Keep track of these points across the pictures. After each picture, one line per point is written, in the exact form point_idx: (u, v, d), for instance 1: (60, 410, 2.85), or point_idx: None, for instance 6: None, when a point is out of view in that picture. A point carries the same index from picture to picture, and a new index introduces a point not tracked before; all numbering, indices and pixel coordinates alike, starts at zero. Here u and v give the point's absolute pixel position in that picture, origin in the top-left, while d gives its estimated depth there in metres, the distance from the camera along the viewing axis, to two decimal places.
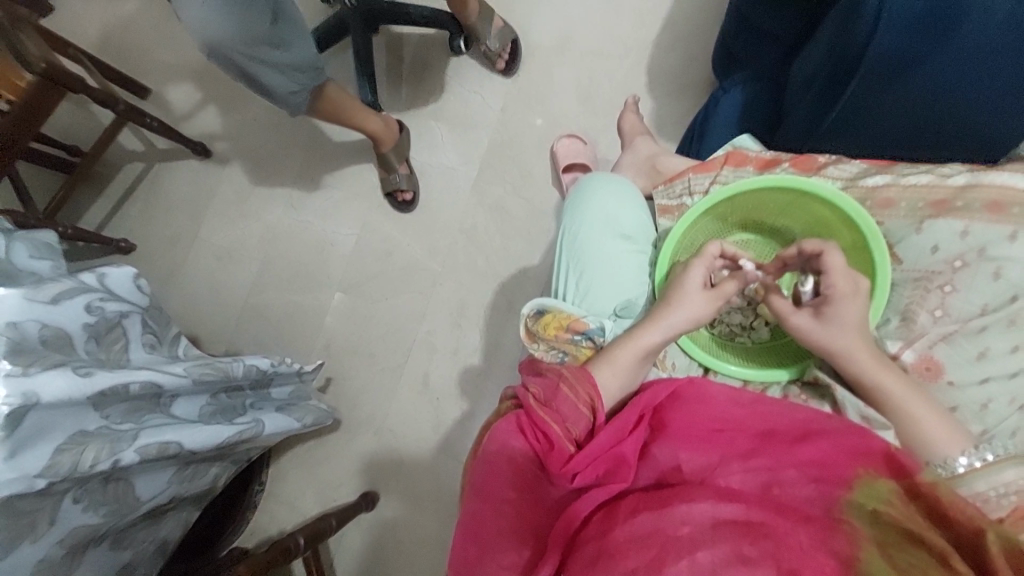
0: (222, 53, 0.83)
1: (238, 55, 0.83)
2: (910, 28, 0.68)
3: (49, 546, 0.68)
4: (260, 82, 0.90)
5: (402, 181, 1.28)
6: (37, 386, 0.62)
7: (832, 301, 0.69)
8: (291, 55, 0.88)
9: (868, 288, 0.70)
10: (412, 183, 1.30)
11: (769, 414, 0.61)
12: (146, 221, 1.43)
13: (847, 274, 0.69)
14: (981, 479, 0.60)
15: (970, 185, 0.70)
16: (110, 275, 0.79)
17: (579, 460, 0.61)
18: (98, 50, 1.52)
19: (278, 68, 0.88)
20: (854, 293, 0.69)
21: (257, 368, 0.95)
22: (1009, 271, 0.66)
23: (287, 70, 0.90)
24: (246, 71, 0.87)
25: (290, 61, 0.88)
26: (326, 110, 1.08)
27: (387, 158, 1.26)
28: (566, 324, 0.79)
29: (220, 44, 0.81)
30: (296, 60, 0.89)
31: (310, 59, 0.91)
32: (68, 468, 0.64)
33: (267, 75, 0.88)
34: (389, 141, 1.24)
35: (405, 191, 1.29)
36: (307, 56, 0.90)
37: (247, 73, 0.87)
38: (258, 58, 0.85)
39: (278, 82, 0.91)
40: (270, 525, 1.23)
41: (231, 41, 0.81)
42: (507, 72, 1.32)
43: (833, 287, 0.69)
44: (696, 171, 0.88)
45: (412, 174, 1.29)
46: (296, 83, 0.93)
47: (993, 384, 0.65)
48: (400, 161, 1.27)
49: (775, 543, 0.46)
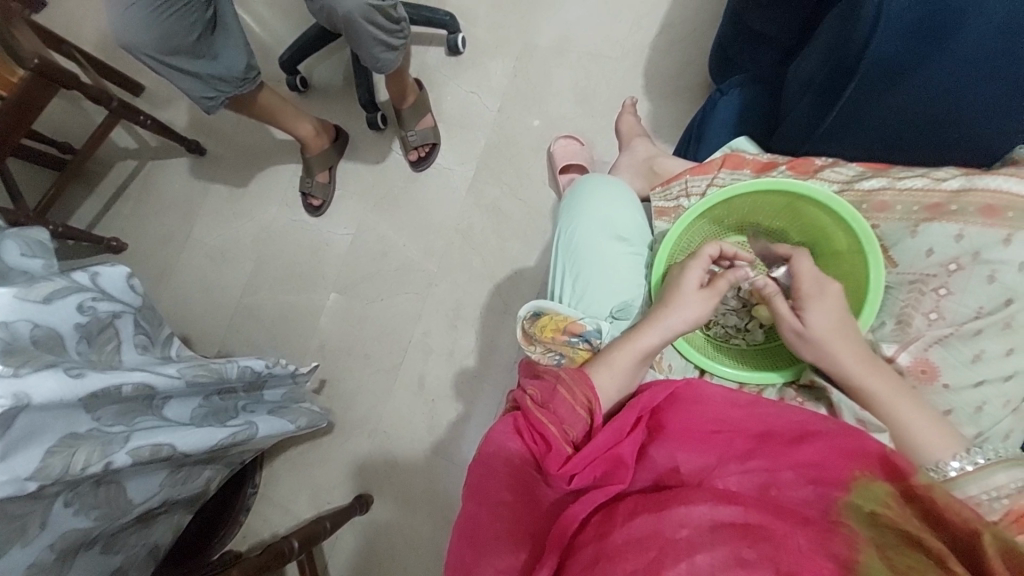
0: (137, 50, 0.94)
1: (152, 59, 0.95)
2: (911, 31, 0.67)
3: (39, 550, 0.67)
4: (174, 81, 1.00)
5: (314, 187, 1.33)
6: (27, 386, 0.60)
7: (805, 307, 0.69)
8: (214, 65, 1.00)
9: (840, 291, 0.70)
10: (325, 192, 1.34)
11: (766, 415, 0.62)
12: (140, 220, 1.42)
13: (813, 278, 0.70)
14: (973, 482, 0.60)
15: (964, 189, 0.70)
16: (103, 275, 0.78)
17: (577, 462, 0.61)
18: (92, 48, 1.51)
19: (196, 75, 1.00)
20: (828, 295, 0.69)
21: (252, 369, 0.94)
22: (1003, 275, 0.67)
23: (206, 78, 1.01)
24: (162, 70, 0.98)
25: (211, 70, 1.00)
26: (255, 110, 1.16)
27: (311, 165, 1.32)
28: (563, 326, 0.79)
29: (136, 48, 0.93)
30: (219, 70, 1.01)
31: (237, 72, 1.03)
32: (59, 471, 0.63)
33: (180, 77, 0.99)
34: (317, 148, 1.31)
35: (315, 198, 1.34)
36: (233, 70, 1.02)
37: (168, 75, 0.99)
38: (173, 62, 0.96)
39: (192, 87, 1.02)
40: (263, 528, 1.23)
41: (145, 42, 0.91)
42: (415, 168, 1.32)
43: (800, 290, 0.70)
44: (693, 172, 0.88)
45: (328, 184, 1.34)
46: (211, 88, 1.03)
47: (988, 387, 0.66)
48: (322, 168, 1.33)
49: (773, 545, 0.46)
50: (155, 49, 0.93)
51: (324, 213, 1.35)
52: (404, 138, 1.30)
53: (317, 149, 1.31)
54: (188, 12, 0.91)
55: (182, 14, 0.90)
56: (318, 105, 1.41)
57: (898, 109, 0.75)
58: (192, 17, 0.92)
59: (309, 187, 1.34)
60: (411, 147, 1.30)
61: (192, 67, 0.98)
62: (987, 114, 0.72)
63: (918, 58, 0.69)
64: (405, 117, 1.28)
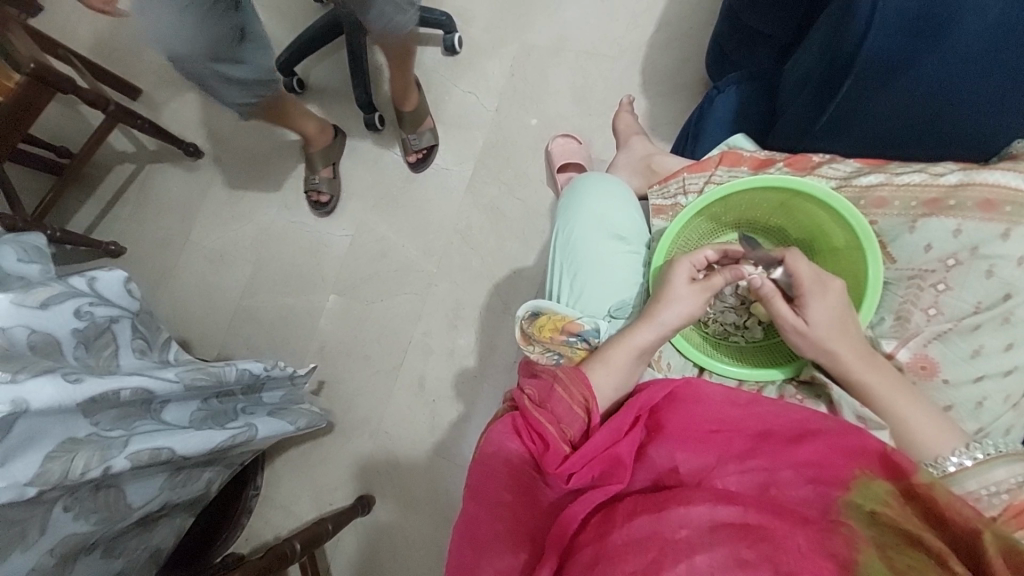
0: (183, 61, 0.93)
1: (199, 69, 0.94)
2: (902, 28, 0.68)
3: (40, 556, 0.67)
4: (216, 90, 1.00)
5: (321, 184, 1.32)
6: (26, 392, 0.60)
7: (804, 303, 0.69)
8: (253, 71, 1.00)
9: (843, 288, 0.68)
10: (332, 188, 1.33)
11: (766, 414, 0.61)
12: (138, 223, 1.42)
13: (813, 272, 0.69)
14: (973, 477, 0.61)
15: (962, 184, 0.69)
16: (100, 279, 0.78)
17: (575, 461, 0.61)
18: (90, 52, 1.51)
19: (239, 82, 1.00)
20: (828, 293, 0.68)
21: (250, 373, 0.93)
22: (1001, 270, 0.66)
23: (247, 84, 1.01)
24: (205, 81, 0.97)
25: (251, 76, 1.00)
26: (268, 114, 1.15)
27: (313, 160, 1.32)
28: (561, 325, 0.78)
29: (184, 59, 0.92)
30: (249, 75, 1.00)
31: (270, 74, 1.03)
32: (58, 476, 0.63)
33: (224, 86, 0.99)
34: (322, 143, 1.31)
35: (322, 194, 1.32)
36: (268, 73, 1.03)
37: (201, 78, 0.96)
38: (218, 71, 0.96)
39: (233, 94, 1.02)
40: (265, 530, 1.23)
41: (193, 51, 0.91)
42: (415, 170, 1.32)
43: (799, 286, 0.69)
44: (691, 170, 0.87)
45: (333, 180, 1.33)
46: (251, 95, 1.03)
47: (989, 382, 0.66)
48: (325, 163, 1.32)
49: (773, 546, 0.46)
50: (204, 59, 0.92)
51: (328, 210, 1.34)
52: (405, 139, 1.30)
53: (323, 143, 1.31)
54: (227, 15, 0.91)
55: (222, 18, 0.90)
56: (315, 106, 1.41)
57: (894, 107, 0.74)
58: (231, 22, 0.92)
59: (315, 185, 1.32)
60: (411, 149, 1.30)
61: (235, 74, 0.98)
62: (985, 111, 0.71)
63: (911, 55, 0.70)
64: (405, 120, 1.28)
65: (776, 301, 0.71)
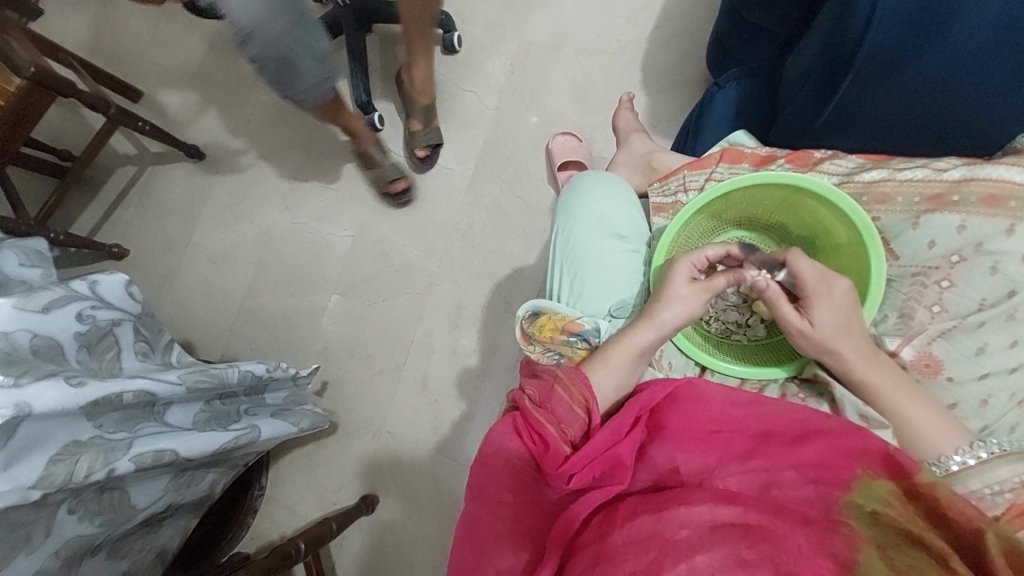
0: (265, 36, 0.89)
1: (280, 40, 0.90)
2: (904, 21, 0.67)
3: (45, 558, 0.68)
4: (298, 69, 0.96)
5: (393, 171, 1.26)
6: (29, 396, 0.60)
7: (807, 304, 0.68)
8: (322, 39, 0.97)
9: (847, 288, 0.67)
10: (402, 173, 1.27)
11: (767, 414, 0.61)
12: (141, 225, 1.42)
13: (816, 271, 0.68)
14: (976, 476, 0.60)
15: (965, 179, 0.68)
16: (102, 283, 0.78)
17: (575, 462, 0.61)
18: (91, 56, 1.52)
19: (315, 51, 0.96)
20: (829, 293, 0.67)
21: (253, 374, 0.94)
22: (1005, 266, 0.66)
23: (320, 54, 0.98)
24: (287, 57, 0.93)
25: (322, 43, 0.97)
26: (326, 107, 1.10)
27: (370, 153, 1.24)
28: (561, 325, 0.78)
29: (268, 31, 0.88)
30: (320, 43, 0.97)
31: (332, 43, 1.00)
32: (62, 478, 0.64)
33: (304, 60, 0.95)
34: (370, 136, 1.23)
35: (398, 181, 1.27)
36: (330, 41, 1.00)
37: (285, 53, 0.92)
38: (297, 40, 0.92)
39: (312, 70, 0.98)
40: (270, 530, 1.23)
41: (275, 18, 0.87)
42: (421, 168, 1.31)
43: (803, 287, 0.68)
44: (691, 167, 0.87)
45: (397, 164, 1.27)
46: (325, 69, 1.00)
47: (993, 379, 0.65)
48: (381, 152, 1.25)
49: (773, 546, 0.46)
50: (285, 25, 0.89)
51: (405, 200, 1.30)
52: (411, 136, 1.28)
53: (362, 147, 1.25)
54: None
55: None
56: None
57: (895, 103, 0.73)
58: None
59: (386, 175, 1.26)
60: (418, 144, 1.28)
61: (311, 41, 0.94)
62: (986, 109, 0.70)
63: (913, 50, 0.69)
64: (417, 116, 1.25)
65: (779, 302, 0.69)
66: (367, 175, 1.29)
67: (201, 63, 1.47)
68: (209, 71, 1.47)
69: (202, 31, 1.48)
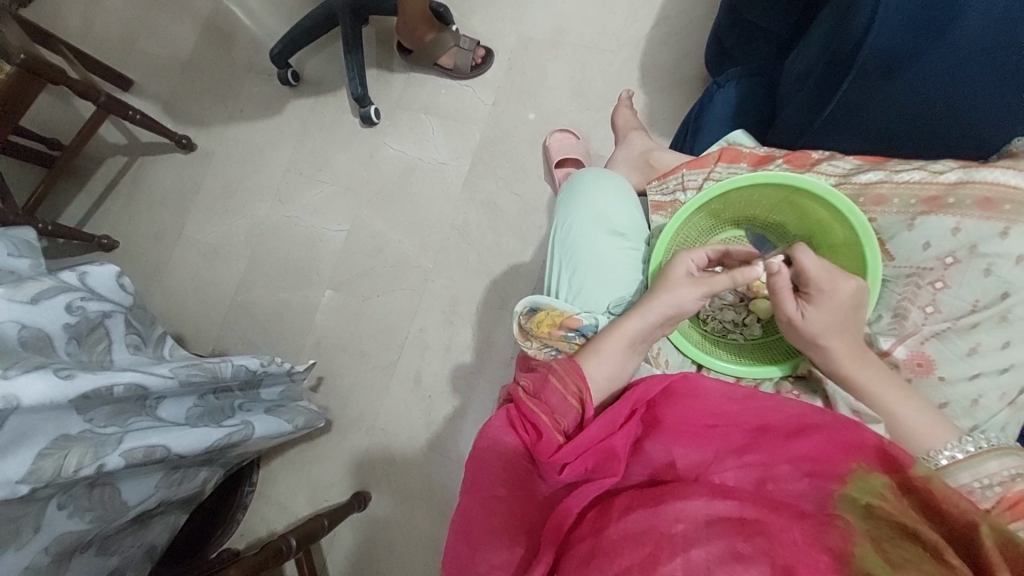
0: None
1: None
2: (905, 24, 0.67)
3: (34, 553, 0.67)
4: None
5: (468, 43, 1.28)
6: (17, 388, 0.59)
7: (814, 300, 0.68)
8: None
9: (855, 288, 0.67)
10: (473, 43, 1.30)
11: (762, 409, 0.61)
12: (131, 217, 1.41)
13: (826, 270, 0.67)
14: (965, 470, 0.62)
15: (961, 181, 0.69)
16: (92, 274, 0.77)
17: (568, 451, 0.62)
18: (80, 43, 1.50)
19: None
20: (836, 292, 0.67)
21: (246, 369, 0.93)
22: (999, 269, 0.67)
23: None
24: None
25: None
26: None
27: (443, 38, 1.27)
28: (560, 321, 0.78)
29: None
30: None
31: None
32: (51, 473, 0.63)
33: None
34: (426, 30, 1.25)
35: (477, 50, 1.30)
36: None
37: None
38: None
39: None
40: (260, 526, 1.22)
41: None
42: (490, 53, 1.32)
43: (813, 287, 0.68)
44: (690, 166, 0.88)
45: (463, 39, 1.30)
46: None
47: (984, 379, 0.67)
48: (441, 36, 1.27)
49: (769, 539, 0.46)
50: None
51: (490, 66, 1.32)
52: None
53: (430, 37, 1.26)
54: None
55: None
56: (310, 98, 1.39)
57: (893, 103, 0.74)
58: None
59: (467, 47, 1.28)
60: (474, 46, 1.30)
61: None
62: (984, 108, 0.71)
63: (914, 51, 0.69)
64: None
65: (781, 293, 0.70)
66: (445, 67, 1.31)
67: (194, 52, 1.46)
68: (202, 60, 1.45)
69: (195, 19, 1.47)
